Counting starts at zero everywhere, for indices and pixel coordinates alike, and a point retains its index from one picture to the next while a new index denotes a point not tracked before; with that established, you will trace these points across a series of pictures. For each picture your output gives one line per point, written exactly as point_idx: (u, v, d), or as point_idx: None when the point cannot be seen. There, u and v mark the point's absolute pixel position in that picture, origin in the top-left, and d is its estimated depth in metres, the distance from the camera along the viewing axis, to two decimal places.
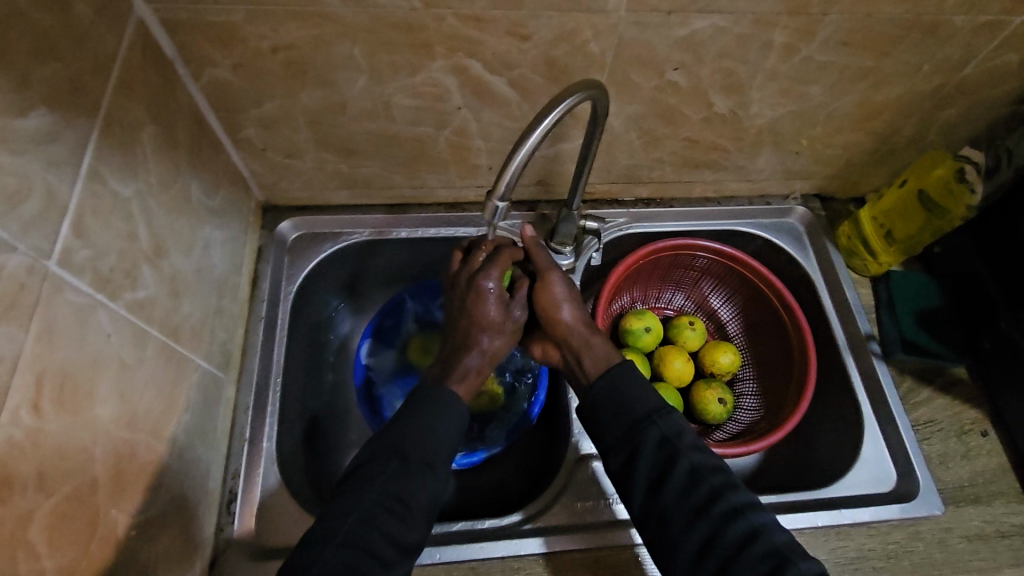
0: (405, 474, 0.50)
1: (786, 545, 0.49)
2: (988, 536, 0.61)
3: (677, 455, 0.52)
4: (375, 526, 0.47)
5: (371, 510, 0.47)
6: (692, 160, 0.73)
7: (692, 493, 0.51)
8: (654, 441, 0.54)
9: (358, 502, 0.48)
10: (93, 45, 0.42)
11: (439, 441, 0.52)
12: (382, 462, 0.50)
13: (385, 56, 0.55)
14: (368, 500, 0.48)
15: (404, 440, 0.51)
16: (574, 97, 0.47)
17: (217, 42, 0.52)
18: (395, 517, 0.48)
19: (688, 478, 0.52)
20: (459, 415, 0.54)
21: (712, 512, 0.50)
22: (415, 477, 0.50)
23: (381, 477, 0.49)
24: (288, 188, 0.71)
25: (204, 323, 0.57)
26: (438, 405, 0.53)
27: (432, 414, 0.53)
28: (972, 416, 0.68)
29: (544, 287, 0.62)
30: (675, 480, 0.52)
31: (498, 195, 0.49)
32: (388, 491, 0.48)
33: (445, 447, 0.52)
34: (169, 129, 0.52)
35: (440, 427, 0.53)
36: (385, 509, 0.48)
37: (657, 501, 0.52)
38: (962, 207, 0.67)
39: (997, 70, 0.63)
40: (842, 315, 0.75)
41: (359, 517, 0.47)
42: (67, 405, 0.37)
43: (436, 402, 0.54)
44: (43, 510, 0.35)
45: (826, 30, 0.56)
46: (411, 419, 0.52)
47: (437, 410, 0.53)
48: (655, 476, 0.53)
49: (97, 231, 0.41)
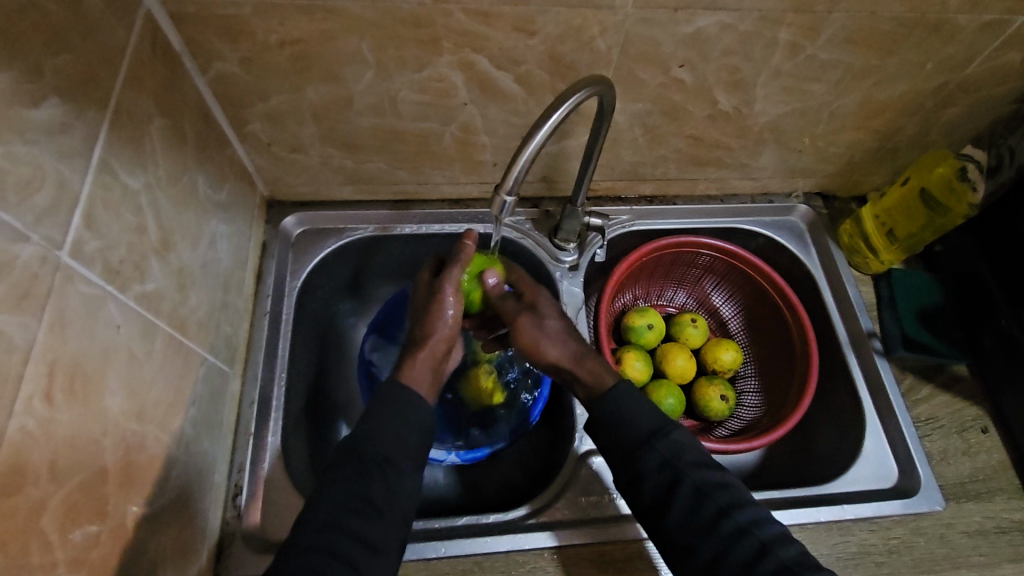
0: (364, 475, 0.49)
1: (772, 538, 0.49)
2: (988, 531, 0.62)
3: (666, 454, 0.53)
4: (338, 526, 0.47)
5: (335, 514, 0.47)
6: (696, 157, 0.74)
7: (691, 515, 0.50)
8: (643, 445, 0.54)
9: (318, 507, 0.48)
10: (103, 36, 0.42)
11: (406, 441, 0.52)
12: (342, 467, 0.50)
13: (392, 51, 0.55)
14: (329, 502, 0.48)
15: (359, 440, 0.51)
16: (581, 93, 0.47)
17: (225, 36, 0.52)
18: (359, 515, 0.48)
19: (690, 493, 0.51)
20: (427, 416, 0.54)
21: (717, 528, 0.49)
22: (378, 476, 0.50)
23: (342, 481, 0.49)
24: (292, 183, 0.71)
25: (210, 317, 0.57)
26: (406, 406, 0.53)
27: (401, 412, 0.53)
28: (973, 412, 0.69)
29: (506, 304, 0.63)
30: (679, 497, 0.51)
31: (505, 190, 0.49)
32: (352, 494, 0.48)
33: (413, 448, 0.52)
34: (176, 123, 0.52)
35: (411, 429, 0.53)
36: (349, 511, 0.48)
37: (652, 507, 0.52)
38: (964, 206, 0.68)
39: (999, 69, 0.63)
40: (844, 312, 0.75)
41: (324, 522, 0.47)
42: (78, 395, 0.37)
43: (402, 403, 0.53)
44: (56, 499, 0.35)
45: (830, 29, 0.57)
46: (374, 419, 0.52)
47: (404, 412, 0.53)
48: (658, 492, 0.52)
49: (107, 222, 0.41)
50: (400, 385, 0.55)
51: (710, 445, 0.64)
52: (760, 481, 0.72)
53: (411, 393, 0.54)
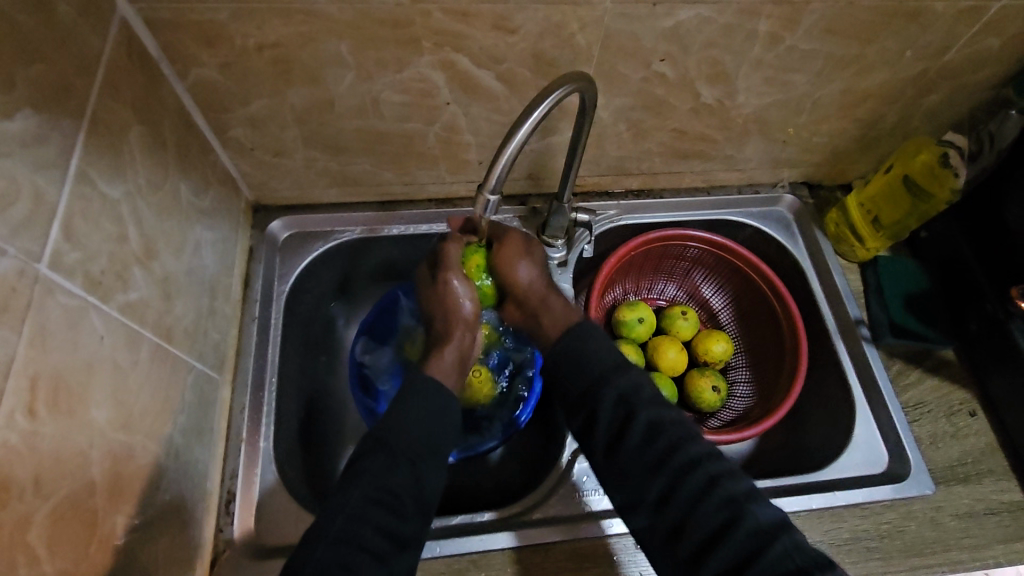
0: (395, 468, 0.50)
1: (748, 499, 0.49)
2: (978, 513, 0.62)
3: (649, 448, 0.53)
4: (366, 520, 0.46)
5: (361, 507, 0.47)
6: (681, 150, 0.74)
7: (669, 466, 0.51)
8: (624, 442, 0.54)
9: (347, 499, 0.47)
10: (77, 45, 0.41)
11: (434, 435, 0.53)
12: (371, 458, 0.50)
13: (371, 52, 0.55)
14: (358, 496, 0.47)
15: (387, 434, 0.51)
16: (562, 89, 0.47)
17: (202, 41, 0.52)
18: (386, 509, 0.47)
19: (647, 431, 0.53)
20: (450, 408, 0.55)
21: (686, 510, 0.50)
22: (403, 469, 0.50)
23: (370, 472, 0.49)
24: (277, 186, 0.71)
25: (197, 324, 0.57)
26: (436, 400, 0.54)
27: (431, 403, 0.54)
28: (961, 396, 0.70)
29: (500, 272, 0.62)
30: (647, 481, 0.52)
31: (488, 188, 0.49)
32: (377, 486, 0.48)
33: (438, 442, 0.53)
34: (156, 131, 0.52)
35: (438, 421, 0.54)
36: (375, 503, 0.47)
37: (631, 499, 0.52)
38: (946, 191, 0.70)
39: (979, 55, 0.63)
40: (831, 301, 0.76)
41: (349, 513, 0.46)
42: (62, 409, 0.37)
43: (431, 394, 0.55)
44: (42, 512, 0.35)
45: (809, 19, 0.57)
46: (395, 415, 0.53)
47: (433, 404, 0.54)
48: (628, 478, 0.53)
49: (86, 233, 0.41)
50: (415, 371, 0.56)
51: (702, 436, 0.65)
52: (753, 470, 0.73)
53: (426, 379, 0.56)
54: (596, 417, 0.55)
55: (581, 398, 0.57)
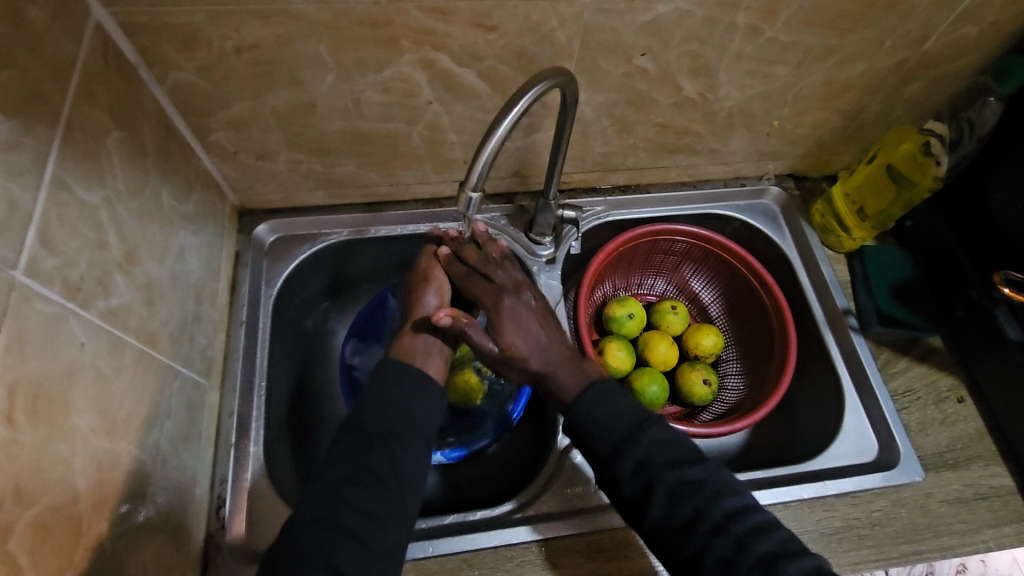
0: (369, 448, 0.49)
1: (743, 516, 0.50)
2: (968, 499, 0.63)
3: (638, 443, 0.53)
4: (342, 500, 0.47)
5: (337, 488, 0.47)
6: (665, 145, 0.74)
7: (667, 492, 0.51)
8: (615, 438, 0.54)
9: (324, 482, 0.48)
10: (50, 49, 0.41)
11: (411, 414, 0.51)
12: (346, 440, 0.50)
13: (351, 52, 0.55)
14: (334, 477, 0.48)
15: (361, 415, 0.50)
16: (542, 85, 0.47)
17: (180, 45, 0.52)
18: (365, 490, 0.47)
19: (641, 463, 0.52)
20: (429, 384, 0.53)
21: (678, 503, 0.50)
22: (379, 450, 0.49)
23: (346, 455, 0.49)
24: (262, 190, 0.71)
25: (182, 330, 0.56)
26: (410, 379, 0.53)
27: (404, 383, 0.52)
28: (949, 383, 0.70)
29: (473, 283, 0.58)
30: (636, 474, 0.52)
31: (470, 186, 0.49)
32: (353, 468, 0.48)
33: (417, 420, 0.51)
34: (136, 136, 0.51)
35: (416, 400, 0.52)
36: (353, 484, 0.47)
37: (622, 493, 0.52)
38: (929, 178, 0.70)
39: (957, 43, 0.64)
40: (819, 291, 0.76)
41: (326, 495, 0.47)
42: (42, 416, 0.37)
43: (405, 376, 0.52)
44: (23, 522, 0.34)
45: (787, 10, 0.57)
46: (370, 396, 0.52)
47: (408, 383, 0.52)
48: (617, 472, 0.53)
49: (63, 240, 0.41)
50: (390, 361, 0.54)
51: (694, 431, 0.65)
52: (745, 462, 0.73)
53: (400, 366, 0.53)
54: (590, 449, 0.54)
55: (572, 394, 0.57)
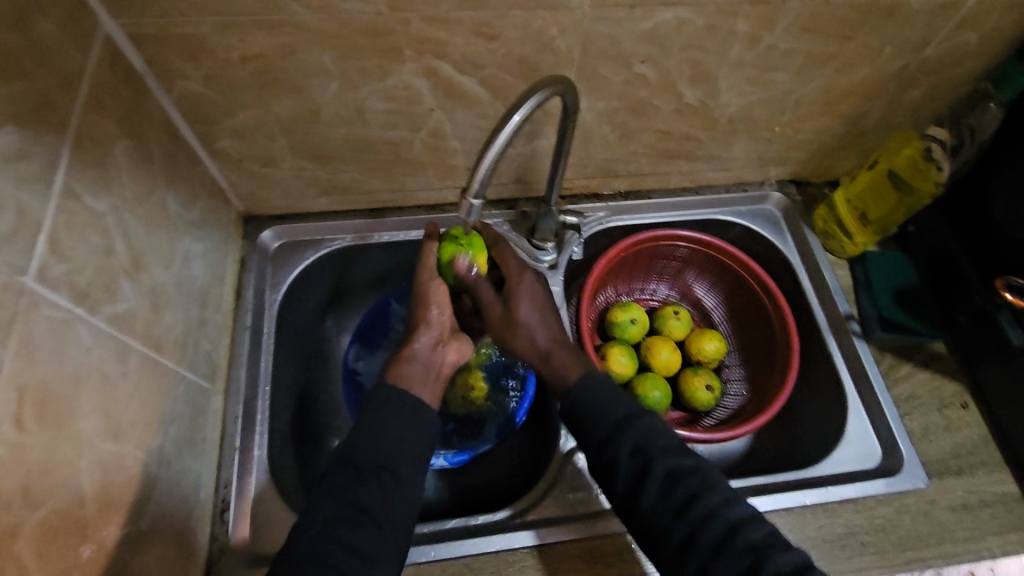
0: (361, 482, 0.49)
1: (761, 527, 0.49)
2: (972, 506, 0.62)
3: (648, 447, 0.52)
4: (333, 537, 0.47)
5: (328, 523, 0.47)
6: (666, 151, 0.74)
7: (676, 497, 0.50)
8: (624, 451, 0.53)
9: (315, 515, 0.48)
10: (60, 63, 0.42)
11: (401, 445, 0.51)
12: (339, 473, 0.50)
13: (354, 61, 0.56)
14: (325, 513, 0.48)
15: (355, 447, 0.50)
16: (541, 93, 0.48)
17: (187, 55, 0.53)
18: (355, 525, 0.47)
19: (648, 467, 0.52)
20: (424, 414, 0.54)
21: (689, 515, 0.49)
22: (372, 482, 0.49)
23: (337, 488, 0.49)
24: (267, 197, 0.72)
25: (187, 335, 0.57)
26: (398, 412, 0.53)
27: (400, 414, 0.53)
28: (952, 389, 0.70)
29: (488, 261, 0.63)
30: (647, 488, 0.51)
31: (471, 193, 0.49)
32: (344, 501, 0.48)
33: (408, 450, 0.52)
34: (143, 144, 0.52)
35: (403, 431, 0.52)
36: (343, 520, 0.47)
37: (628, 504, 0.52)
38: (930, 184, 0.70)
39: (957, 49, 0.64)
40: (822, 296, 0.76)
41: (316, 530, 0.47)
42: (50, 419, 0.37)
43: (393, 404, 0.53)
44: (31, 523, 0.35)
45: (787, 18, 0.57)
46: (364, 425, 0.52)
47: (400, 414, 0.52)
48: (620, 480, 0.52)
49: (72, 246, 0.42)
50: (390, 385, 0.55)
51: (696, 436, 0.65)
52: (749, 468, 0.73)
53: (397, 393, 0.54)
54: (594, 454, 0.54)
55: (579, 400, 0.56)
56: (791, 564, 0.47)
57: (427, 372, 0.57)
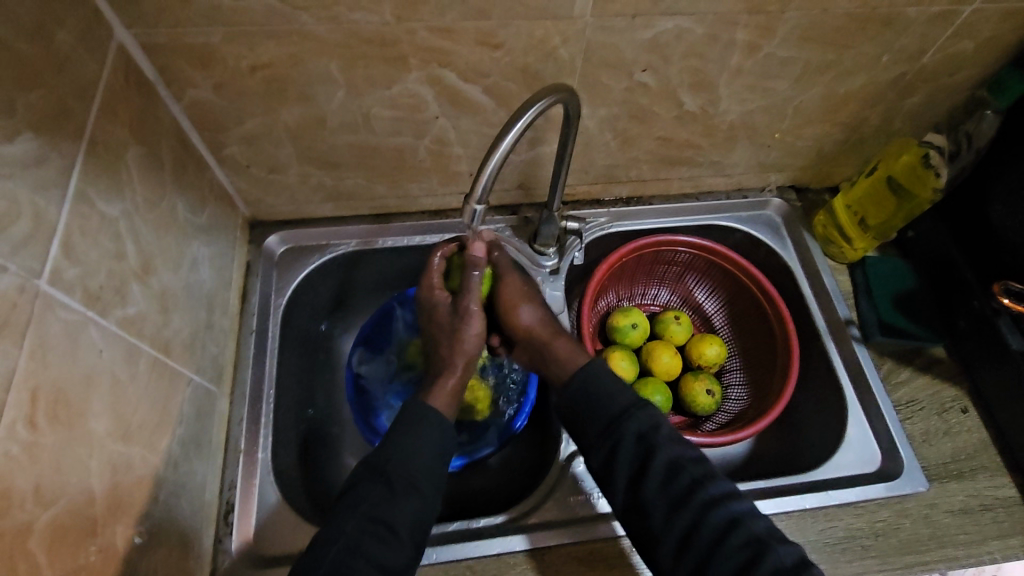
0: (393, 498, 0.50)
1: (761, 530, 0.50)
2: (972, 510, 0.62)
3: (651, 451, 0.53)
4: (360, 552, 0.47)
5: (357, 537, 0.47)
6: (667, 158, 0.75)
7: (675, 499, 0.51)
8: (623, 453, 0.54)
9: (343, 529, 0.48)
10: (73, 71, 0.43)
11: (427, 462, 0.53)
12: (367, 487, 0.51)
13: (361, 70, 0.57)
14: (353, 526, 0.48)
15: (387, 461, 0.52)
16: (546, 100, 0.49)
17: (197, 64, 0.54)
18: (379, 541, 0.48)
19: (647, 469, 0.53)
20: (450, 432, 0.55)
21: (688, 515, 0.50)
22: (402, 498, 0.50)
23: (366, 500, 0.50)
24: (273, 203, 0.73)
25: (194, 338, 0.58)
26: (429, 430, 0.54)
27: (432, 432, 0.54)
28: (952, 394, 0.70)
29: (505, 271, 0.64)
30: (647, 489, 0.52)
31: (475, 199, 0.50)
32: (372, 516, 0.49)
33: (434, 469, 0.53)
34: (154, 151, 0.53)
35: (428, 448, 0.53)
36: (369, 535, 0.48)
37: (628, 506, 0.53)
38: (929, 190, 0.71)
39: (955, 58, 0.65)
40: (821, 301, 0.77)
41: (345, 544, 0.47)
42: (62, 420, 0.38)
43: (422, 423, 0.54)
44: (42, 521, 0.36)
45: (785, 28, 0.58)
46: (394, 441, 0.53)
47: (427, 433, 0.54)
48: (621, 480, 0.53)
49: (85, 250, 0.42)
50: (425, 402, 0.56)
51: (698, 440, 0.65)
52: (751, 472, 0.73)
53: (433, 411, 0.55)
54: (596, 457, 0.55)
55: (580, 403, 0.57)
56: (788, 564, 0.48)
57: (461, 390, 0.60)
